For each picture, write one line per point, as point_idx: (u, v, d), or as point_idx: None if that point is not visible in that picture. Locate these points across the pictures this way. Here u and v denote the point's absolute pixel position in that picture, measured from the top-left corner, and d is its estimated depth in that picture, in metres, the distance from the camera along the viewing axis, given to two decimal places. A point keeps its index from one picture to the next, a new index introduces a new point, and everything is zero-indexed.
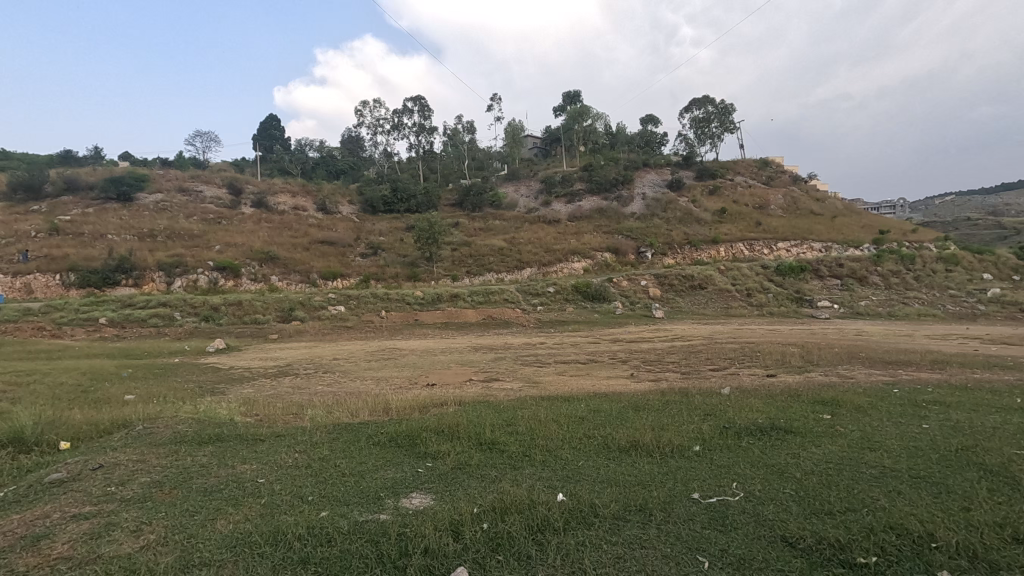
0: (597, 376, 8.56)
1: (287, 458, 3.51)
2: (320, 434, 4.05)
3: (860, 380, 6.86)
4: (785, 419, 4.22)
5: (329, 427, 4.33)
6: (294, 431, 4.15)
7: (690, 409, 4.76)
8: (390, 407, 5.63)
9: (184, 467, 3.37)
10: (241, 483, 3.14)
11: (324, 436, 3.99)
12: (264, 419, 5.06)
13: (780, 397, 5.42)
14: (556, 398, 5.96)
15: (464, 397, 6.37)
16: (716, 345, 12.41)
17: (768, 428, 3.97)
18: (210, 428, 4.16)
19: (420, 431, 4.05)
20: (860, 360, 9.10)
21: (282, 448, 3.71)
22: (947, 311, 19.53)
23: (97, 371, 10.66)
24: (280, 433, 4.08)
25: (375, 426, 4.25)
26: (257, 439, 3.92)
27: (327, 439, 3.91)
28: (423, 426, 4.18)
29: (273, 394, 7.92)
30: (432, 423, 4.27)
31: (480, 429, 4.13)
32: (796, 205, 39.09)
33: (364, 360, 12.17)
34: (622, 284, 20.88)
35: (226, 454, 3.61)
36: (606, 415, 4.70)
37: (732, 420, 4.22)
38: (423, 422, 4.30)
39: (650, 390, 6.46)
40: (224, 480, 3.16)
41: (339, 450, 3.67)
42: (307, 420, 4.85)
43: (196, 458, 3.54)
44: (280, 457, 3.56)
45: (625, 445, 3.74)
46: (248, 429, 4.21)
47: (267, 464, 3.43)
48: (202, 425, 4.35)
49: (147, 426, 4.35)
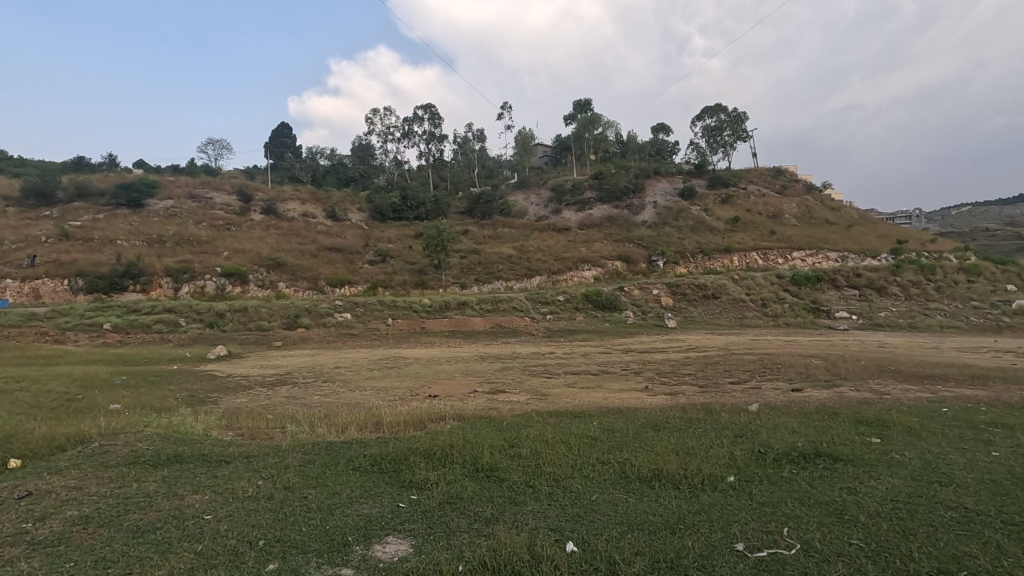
0: (609, 389, 8.01)
1: (245, 489, 3.03)
2: (294, 455, 3.57)
3: (896, 395, 6.32)
4: (829, 442, 3.68)
5: (311, 445, 3.86)
6: (265, 451, 3.67)
7: (717, 429, 4.21)
8: (383, 423, 5.13)
9: (122, 499, 2.89)
10: (185, 520, 2.67)
11: (300, 458, 3.50)
12: (246, 435, 4.58)
13: (813, 415, 4.87)
14: (566, 414, 5.44)
15: (466, 411, 5.88)
16: (732, 357, 11.83)
17: (814, 455, 3.42)
18: (173, 446, 3.69)
19: (407, 454, 3.54)
20: (891, 375, 8.51)
21: (246, 473, 3.23)
22: (970, 323, 18.78)
23: (91, 379, 10.29)
24: (251, 453, 3.60)
25: (358, 447, 3.74)
26: (222, 461, 3.44)
27: (301, 463, 3.42)
28: (411, 447, 3.66)
29: (266, 406, 7.49)
30: (424, 443, 3.74)
31: (478, 451, 3.61)
32: (811, 214, 38.32)
33: (366, 369, 11.71)
34: (633, 293, 20.34)
35: (178, 482, 3.14)
36: (622, 435, 4.17)
37: (768, 443, 3.68)
38: (413, 442, 3.78)
39: (669, 405, 5.94)
40: (163, 516, 2.70)
41: (312, 477, 3.19)
42: (288, 438, 4.35)
43: (144, 484, 3.09)
44: (240, 484, 3.08)
45: (647, 475, 3.20)
46: (215, 447, 3.74)
47: (222, 495, 2.94)
48: (171, 442, 3.90)
49: (104, 442, 3.88)
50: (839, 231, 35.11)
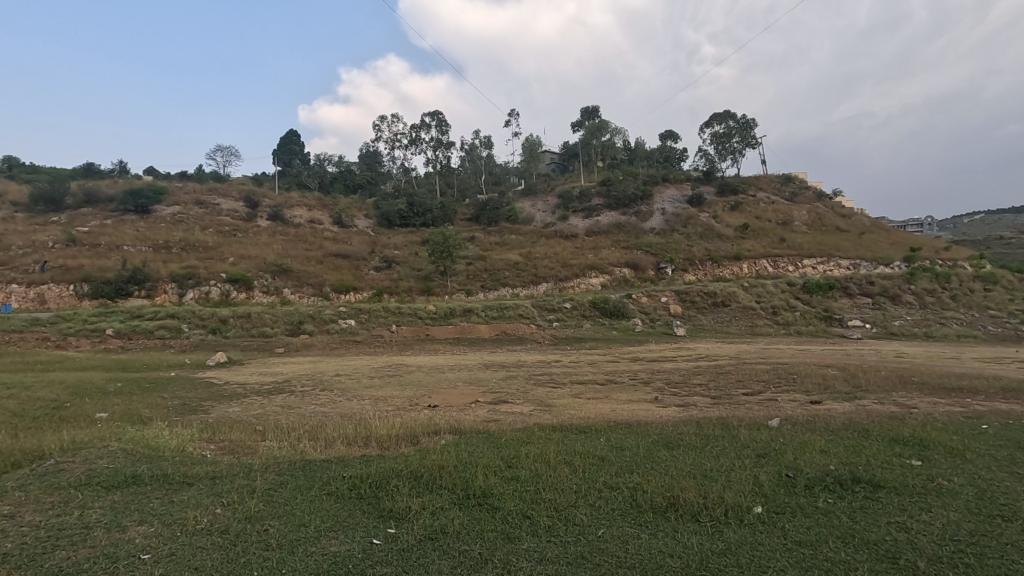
0: (617, 400, 7.61)
1: (200, 519, 2.74)
2: (266, 476, 3.26)
3: (926, 410, 5.89)
4: (865, 465, 3.31)
5: (288, 464, 3.54)
6: (235, 471, 3.36)
7: (738, 448, 3.82)
8: (372, 437, 4.77)
9: (54, 533, 2.61)
10: (118, 560, 2.38)
11: (271, 481, 3.20)
12: (224, 451, 4.27)
13: (840, 432, 4.46)
14: (570, 429, 5.04)
15: (463, 423, 5.50)
16: (746, 366, 11.37)
17: (851, 481, 3.05)
18: (133, 464, 3.43)
19: (391, 477, 3.19)
20: (916, 387, 8.07)
21: (205, 501, 2.93)
22: (988, 332, 18.21)
23: (83, 386, 9.97)
24: (218, 473, 3.31)
25: (338, 467, 3.40)
26: (182, 484, 3.15)
27: (272, 486, 3.12)
28: (396, 469, 3.31)
29: (258, 416, 7.14)
30: (411, 463, 3.39)
31: (470, 474, 3.25)
32: (822, 221, 37.74)
33: (367, 377, 11.37)
34: (641, 301, 19.92)
35: (127, 509, 2.86)
36: (632, 455, 3.78)
37: (797, 465, 3.31)
38: (400, 463, 3.44)
39: (681, 419, 5.55)
40: (96, 556, 2.40)
41: (278, 507, 2.86)
42: (264, 455, 4.03)
43: (86, 514, 2.80)
44: (195, 515, 2.79)
45: (661, 505, 2.82)
46: (179, 466, 3.45)
47: (171, 528, 2.66)
48: (135, 459, 3.62)
49: (60, 461, 3.58)
50: (850, 239, 34.50)
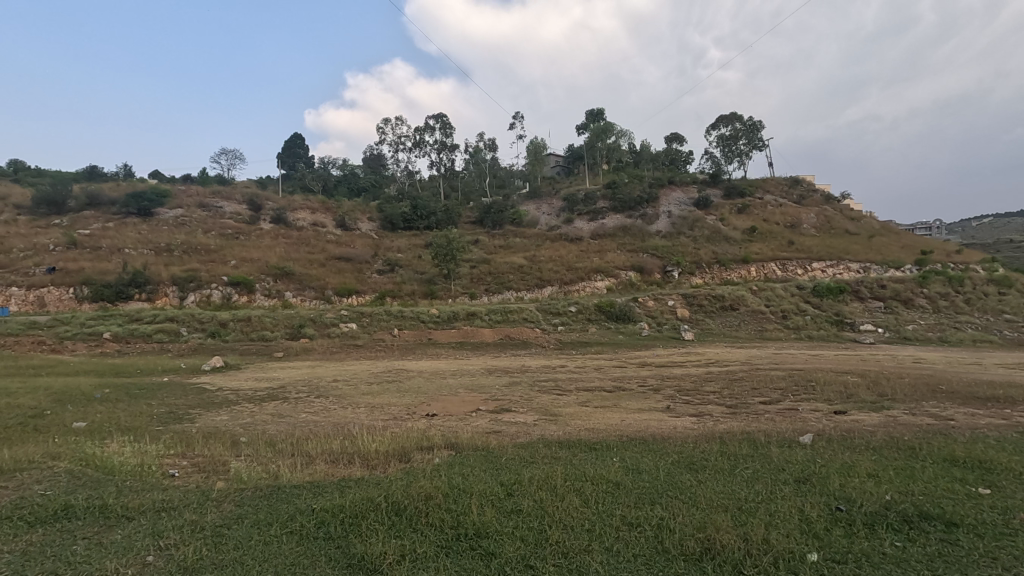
0: (626, 409, 7.12)
1: (125, 571, 2.40)
2: (221, 510, 2.94)
3: (966, 424, 5.40)
4: (929, 499, 2.92)
5: (253, 490, 3.23)
6: (186, 502, 3.06)
7: (772, 470, 3.40)
8: (357, 455, 4.32)
9: None
10: None
11: (225, 516, 2.89)
12: (185, 470, 3.95)
13: (884, 450, 3.99)
14: (578, 445, 4.55)
15: (462, 437, 5.04)
16: (759, 372, 10.83)
17: (911, 524, 2.70)
18: (65, 494, 3.15)
19: (370, 514, 2.82)
20: (945, 396, 7.55)
21: (142, 544, 2.62)
22: (1005, 337, 17.59)
23: (68, 393, 9.49)
24: (167, 505, 3.03)
25: (306, 500, 3.02)
26: (119, 522, 2.86)
27: (223, 525, 2.81)
28: (378, 500, 2.93)
29: (247, 425, 6.72)
30: (400, 493, 3.00)
31: (463, 510, 2.86)
32: (831, 224, 37.14)
33: (364, 383, 10.86)
34: (648, 304, 19.41)
35: (41, 554, 2.55)
36: (650, 477, 3.36)
37: (844, 500, 2.95)
38: (382, 491, 3.05)
39: (700, 433, 5.07)
40: None
41: (231, 557, 2.50)
42: (225, 475, 3.71)
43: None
44: (125, 564, 2.46)
45: (694, 552, 2.46)
46: (121, 494, 3.18)
47: None
48: (77, 485, 3.33)
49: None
50: (860, 241, 33.91)
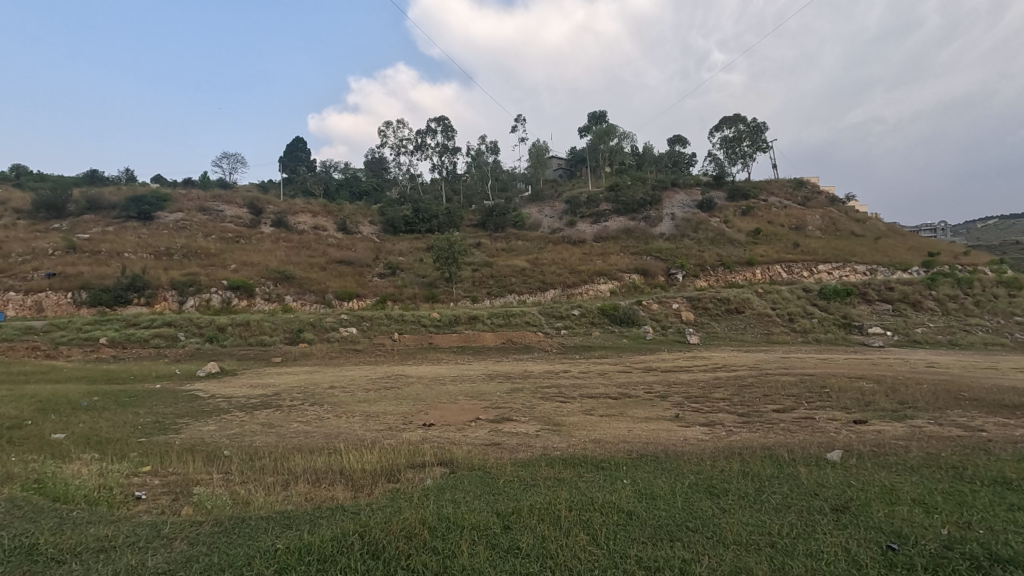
0: (633, 418, 6.74)
1: None
2: (173, 552, 2.70)
3: (998, 436, 5.03)
4: (987, 542, 2.61)
5: (211, 525, 2.99)
6: (136, 541, 2.81)
7: (805, 499, 3.14)
8: (343, 475, 3.98)
9: None
10: None
11: (171, 559, 2.62)
12: (142, 493, 3.67)
13: (926, 470, 3.67)
14: (585, 462, 4.19)
15: (457, 451, 4.69)
16: (770, 377, 10.42)
17: (969, 570, 2.42)
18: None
19: (341, 559, 2.53)
20: (970, 405, 7.12)
21: None
22: (1017, 339, 17.15)
23: (53, 401, 9.12)
24: (111, 544, 2.78)
25: (275, 538, 2.74)
26: (49, 566, 2.59)
27: (168, 571, 2.52)
28: (354, 542, 2.66)
29: (232, 437, 6.34)
30: (378, 533, 2.71)
31: (451, 553, 2.58)
32: (836, 225, 36.67)
33: (361, 390, 10.44)
34: (652, 307, 18.99)
35: None
36: (666, 504, 3.10)
37: (889, 540, 2.68)
38: (360, 529, 2.77)
39: (717, 447, 4.70)
40: None
41: None
42: (184, 502, 3.43)
43: None
44: None
45: None
46: (58, 528, 2.93)
47: None
48: (12, 517, 3.06)
49: None
50: (866, 243, 33.44)
